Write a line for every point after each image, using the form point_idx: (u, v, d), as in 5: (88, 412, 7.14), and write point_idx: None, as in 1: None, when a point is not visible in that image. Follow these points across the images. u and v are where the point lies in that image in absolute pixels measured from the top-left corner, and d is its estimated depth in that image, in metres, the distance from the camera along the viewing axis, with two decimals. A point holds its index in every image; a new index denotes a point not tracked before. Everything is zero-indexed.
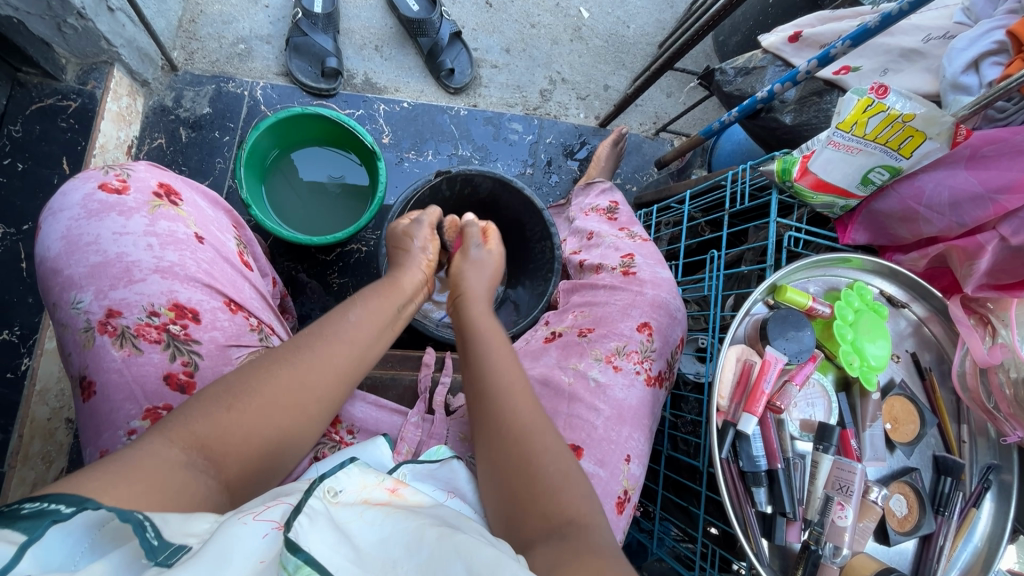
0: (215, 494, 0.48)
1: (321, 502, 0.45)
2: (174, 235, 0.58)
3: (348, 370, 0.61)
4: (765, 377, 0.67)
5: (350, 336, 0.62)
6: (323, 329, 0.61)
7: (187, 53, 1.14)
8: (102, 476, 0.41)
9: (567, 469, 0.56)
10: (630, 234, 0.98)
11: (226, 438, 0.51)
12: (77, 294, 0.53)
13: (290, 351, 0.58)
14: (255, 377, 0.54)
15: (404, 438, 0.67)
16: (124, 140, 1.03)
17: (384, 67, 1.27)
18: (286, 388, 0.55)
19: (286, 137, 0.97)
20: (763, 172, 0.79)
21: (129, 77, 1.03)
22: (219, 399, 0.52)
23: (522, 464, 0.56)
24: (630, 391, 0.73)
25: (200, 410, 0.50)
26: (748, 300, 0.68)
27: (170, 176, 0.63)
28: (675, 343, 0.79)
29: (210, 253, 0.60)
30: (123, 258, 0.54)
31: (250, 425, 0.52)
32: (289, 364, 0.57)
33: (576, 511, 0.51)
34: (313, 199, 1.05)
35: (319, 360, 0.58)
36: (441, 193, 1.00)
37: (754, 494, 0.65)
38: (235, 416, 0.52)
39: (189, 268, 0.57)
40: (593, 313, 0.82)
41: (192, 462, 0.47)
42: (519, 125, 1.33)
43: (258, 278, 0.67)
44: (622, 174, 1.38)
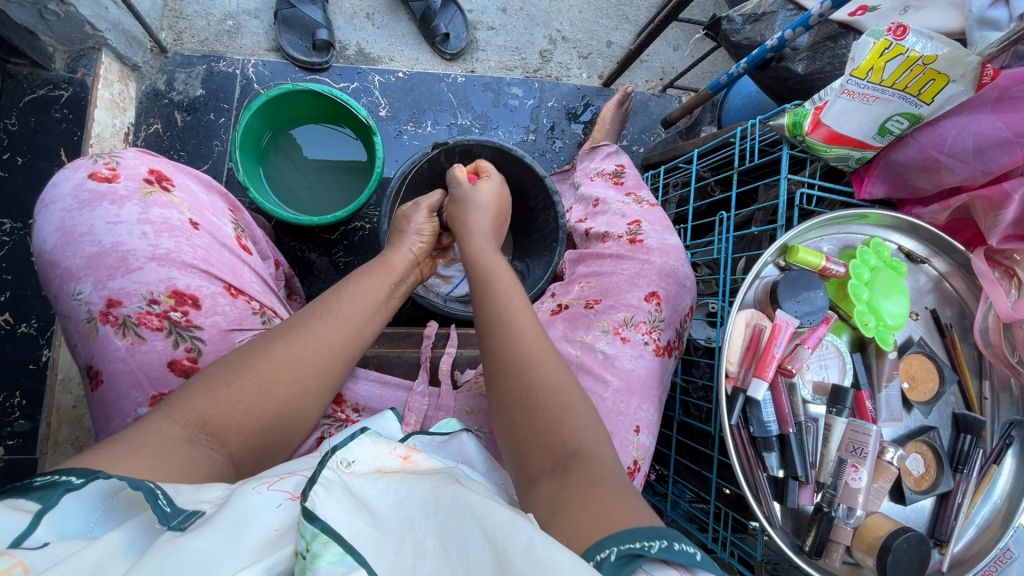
0: (221, 468, 0.50)
1: (334, 473, 0.46)
2: (168, 222, 0.57)
3: (346, 347, 0.62)
4: (776, 341, 0.64)
5: (345, 314, 0.63)
6: (317, 306, 0.62)
7: (175, 32, 1.11)
8: (109, 453, 0.44)
9: (571, 403, 0.55)
10: (636, 199, 0.96)
11: (227, 415, 0.52)
12: (77, 286, 0.54)
13: (287, 329, 0.59)
14: (251, 355, 0.55)
15: (411, 413, 0.67)
16: (120, 128, 1.02)
17: (376, 36, 1.23)
18: (284, 365, 0.56)
19: (279, 116, 0.95)
20: (773, 126, 0.74)
21: (118, 61, 1.01)
22: (219, 377, 0.53)
23: (523, 399, 0.56)
24: (639, 362, 0.72)
25: (200, 388, 0.52)
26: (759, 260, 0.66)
27: (160, 161, 0.62)
28: (684, 311, 0.78)
29: (207, 239, 0.59)
30: (118, 247, 0.54)
31: (250, 403, 0.54)
32: (285, 341, 0.57)
33: (580, 443, 0.51)
34: (314, 176, 1.04)
35: (315, 337, 0.59)
36: (440, 166, 0.98)
37: (765, 459, 0.64)
38: (235, 393, 0.53)
39: (185, 254, 0.56)
40: (600, 282, 0.80)
41: (194, 438, 0.49)
42: (519, 90, 1.28)
43: (258, 261, 0.66)
44: (628, 135, 1.33)
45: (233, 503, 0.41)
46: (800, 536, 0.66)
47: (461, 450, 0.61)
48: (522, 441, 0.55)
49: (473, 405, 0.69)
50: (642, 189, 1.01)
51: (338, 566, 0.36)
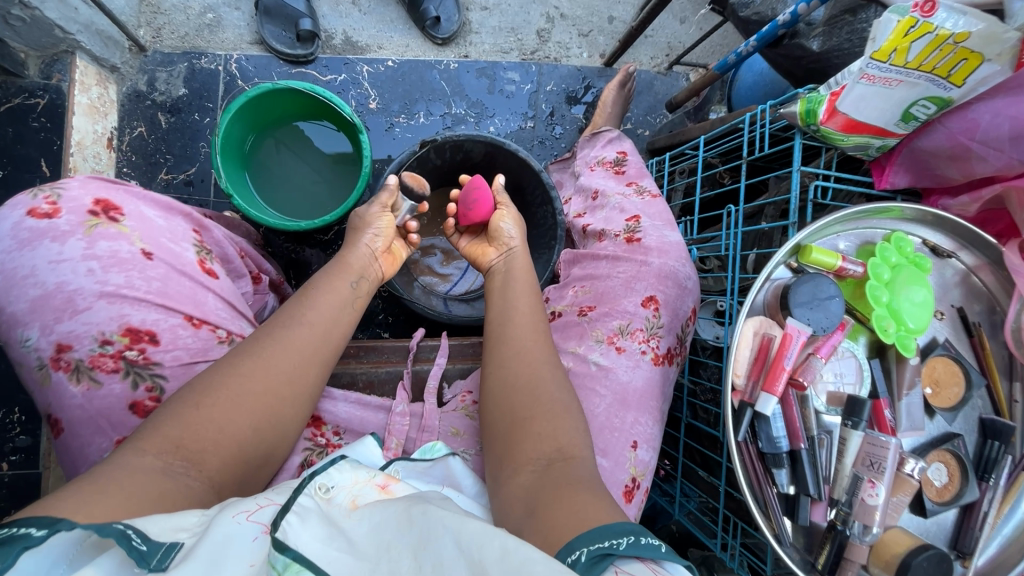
0: (198, 492, 0.48)
1: (311, 500, 0.45)
2: (117, 255, 0.53)
3: (315, 353, 0.61)
4: (786, 352, 0.60)
5: (312, 320, 0.62)
6: (283, 316, 0.61)
7: (154, 29, 1.07)
8: (76, 494, 0.41)
9: (567, 405, 0.59)
10: (638, 191, 0.90)
11: (200, 436, 0.50)
12: (24, 331, 0.51)
13: (252, 343, 0.58)
14: (218, 371, 0.54)
15: (392, 436, 0.64)
16: (103, 133, 0.99)
17: (363, 22, 1.17)
18: (253, 378, 0.55)
19: (260, 119, 0.91)
20: (784, 114, 0.68)
21: (95, 64, 0.97)
22: (188, 401, 0.51)
23: (530, 387, 0.61)
24: (635, 373, 0.68)
25: (169, 413, 0.50)
26: (768, 265, 0.61)
27: (111, 186, 0.57)
28: (687, 315, 0.73)
29: (162, 269, 0.55)
30: (63, 288, 0.51)
31: (222, 420, 0.52)
32: (253, 354, 0.56)
33: (568, 443, 0.55)
34: (303, 176, 0.98)
35: (282, 345, 0.58)
36: (430, 163, 0.93)
37: (775, 475, 0.61)
38: (206, 412, 0.51)
39: (137, 289, 0.53)
40: (596, 287, 0.76)
41: (168, 467, 0.47)
42: (515, 74, 1.22)
43: (226, 283, 0.62)
44: (633, 118, 1.26)
45: (215, 531, 0.40)
46: (812, 553, 0.62)
47: (447, 473, 0.59)
48: (513, 425, 0.59)
49: (459, 425, 0.66)
50: (645, 178, 0.95)
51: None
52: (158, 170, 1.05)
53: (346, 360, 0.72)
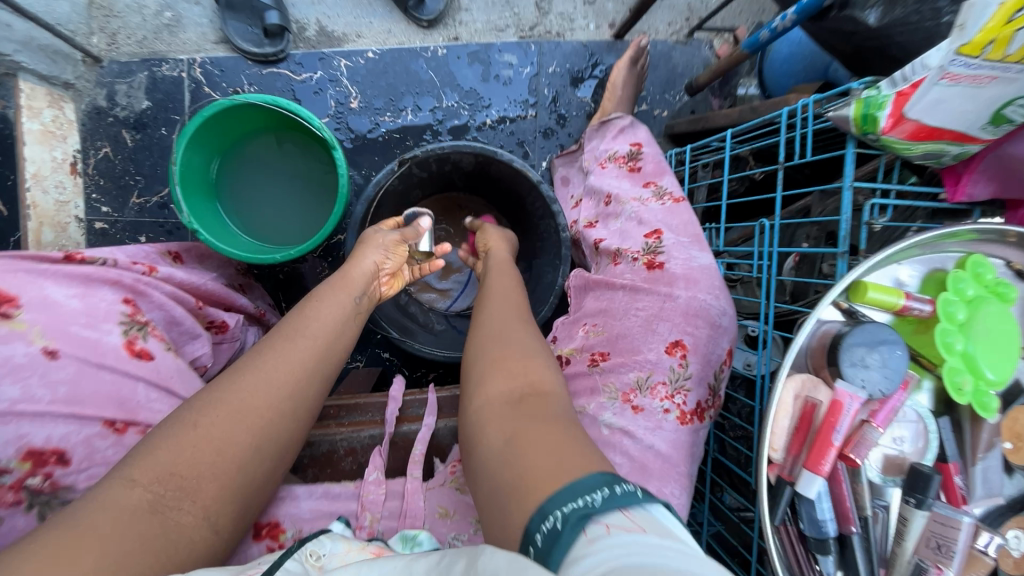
0: (188, 529, 0.45)
1: (298, 563, 0.41)
2: (12, 363, 0.43)
3: (316, 365, 0.58)
4: (836, 424, 0.49)
5: (314, 336, 0.60)
6: (286, 329, 0.59)
7: (108, 35, 0.96)
8: (44, 554, 0.36)
9: (536, 355, 0.59)
10: (655, 194, 0.79)
11: (195, 463, 0.47)
12: None
13: (250, 359, 0.55)
14: (217, 390, 0.51)
15: (364, 511, 0.56)
16: (63, 159, 0.91)
17: (338, 8, 1.04)
18: (252, 392, 0.52)
19: (223, 138, 0.81)
20: (833, 118, 0.54)
21: (44, 83, 0.88)
22: (183, 422, 0.48)
23: (501, 336, 0.62)
24: (657, 435, 0.60)
25: (161, 439, 0.47)
26: (816, 310, 0.49)
27: (4, 270, 0.47)
28: (720, 359, 0.64)
29: (72, 367, 0.46)
30: None
31: (221, 441, 0.49)
32: (253, 370, 0.54)
33: (539, 383, 0.54)
34: (278, 197, 0.89)
35: (281, 358, 0.56)
36: (415, 176, 0.82)
37: (820, 563, 0.51)
38: (202, 435, 0.48)
39: (38, 401, 0.44)
40: (610, 329, 0.68)
41: (158, 502, 0.44)
42: (513, 56, 1.07)
43: (165, 361, 0.53)
44: (648, 97, 1.12)
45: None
46: None
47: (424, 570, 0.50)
48: (488, 363, 0.58)
49: (447, 504, 0.58)
50: (666, 176, 0.82)
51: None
52: (129, 193, 0.97)
53: (325, 424, 0.64)
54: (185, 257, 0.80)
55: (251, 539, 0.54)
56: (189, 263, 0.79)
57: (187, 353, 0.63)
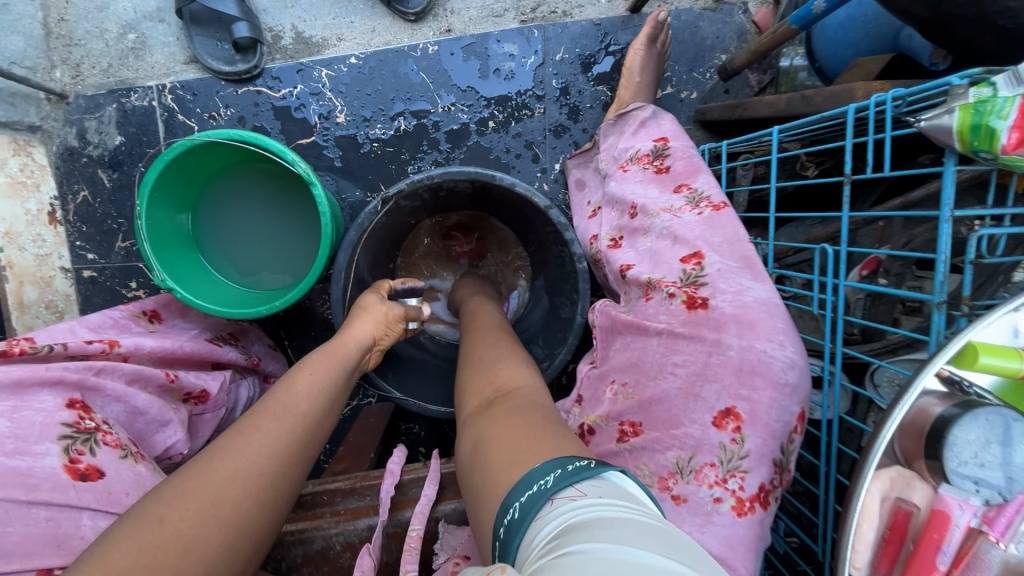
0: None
1: None
2: None
3: (306, 429, 0.51)
4: (942, 543, 0.38)
5: (304, 409, 0.51)
6: (275, 400, 0.51)
7: (72, 67, 0.88)
8: None
9: (509, 359, 0.57)
10: (689, 200, 0.67)
11: (157, 569, 0.37)
12: None
13: (232, 431, 0.47)
14: (193, 476, 0.42)
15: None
16: (40, 210, 0.85)
17: (314, 10, 0.92)
18: (236, 459, 0.44)
19: (192, 179, 0.72)
20: (923, 129, 0.40)
21: (6, 130, 0.81)
22: (147, 518, 0.39)
23: (476, 345, 0.62)
24: (707, 535, 0.50)
25: (120, 536, 0.38)
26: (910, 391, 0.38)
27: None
28: (789, 427, 0.53)
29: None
30: None
31: (194, 539, 0.39)
32: (235, 447, 0.45)
33: (511, 382, 0.52)
34: (265, 236, 0.80)
35: (269, 425, 0.48)
36: (405, 207, 0.71)
37: None
38: (172, 532, 0.39)
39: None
40: (641, 392, 0.59)
41: None
42: (514, 45, 0.94)
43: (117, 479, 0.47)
44: (673, 78, 0.97)
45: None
46: None
47: None
48: (467, 370, 0.58)
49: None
50: (699, 173, 0.69)
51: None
52: (113, 238, 0.90)
53: (318, 513, 0.57)
54: (166, 311, 0.75)
55: None
56: (171, 318, 0.75)
57: (158, 444, 0.58)
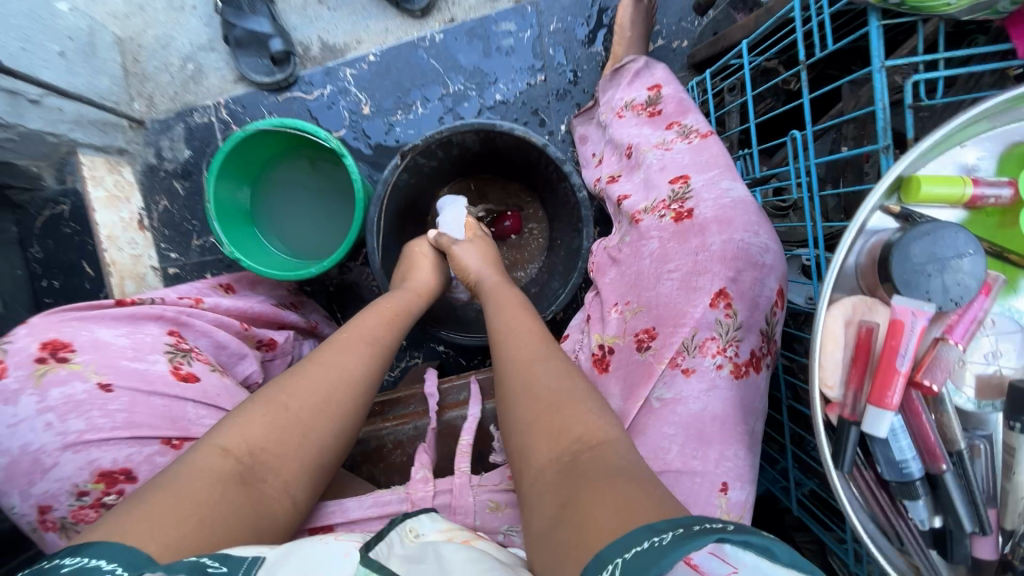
0: (273, 503, 0.49)
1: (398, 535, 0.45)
2: (72, 400, 0.50)
3: (382, 357, 0.62)
4: (899, 349, 0.42)
5: (382, 338, 0.63)
6: (363, 331, 0.62)
7: (146, 98, 1.06)
8: (146, 509, 0.42)
9: (529, 312, 0.68)
10: (680, 134, 0.72)
11: (282, 444, 0.51)
12: (9, 499, 0.50)
13: (326, 348, 0.59)
14: (306, 380, 0.55)
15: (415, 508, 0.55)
16: (131, 218, 1.02)
17: (335, 20, 1.06)
18: (330, 375, 0.56)
19: (248, 170, 0.86)
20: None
21: (102, 153, 0.98)
22: (273, 405, 0.52)
23: (500, 287, 0.73)
24: (710, 399, 0.56)
25: (250, 413, 0.51)
26: (857, 212, 0.42)
27: (59, 322, 0.56)
28: (770, 302, 0.59)
29: (126, 397, 0.53)
30: (28, 449, 0.49)
31: (307, 427, 0.53)
32: (335, 363, 0.57)
33: (539, 336, 0.64)
34: (314, 214, 0.94)
35: (355, 353, 0.59)
36: (426, 166, 0.81)
37: (908, 509, 0.44)
38: (291, 419, 0.52)
39: (102, 429, 0.50)
40: (647, 302, 0.64)
41: (243, 476, 0.48)
42: (511, 23, 1.04)
43: (208, 381, 0.60)
44: (663, 31, 1.03)
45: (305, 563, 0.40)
46: None
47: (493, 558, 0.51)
48: (502, 308, 0.68)
49: (499, 497, 0.57)
50: (688, 112, 0.74)
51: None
52: (189, 237, 1.06)
53: (373, 420, 0.67)
54: (238, 284, 0.89)
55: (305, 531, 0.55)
56: (243, 289, 0.89)
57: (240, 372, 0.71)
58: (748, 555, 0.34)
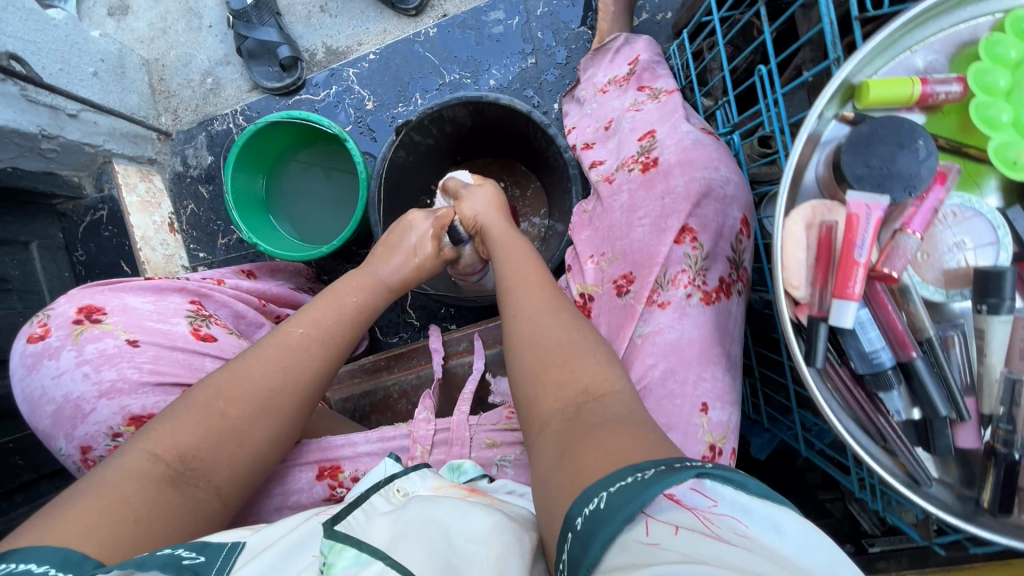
0: (208, 503, 0.50)
1: (379, 499, 0.49)
2: (105, 354, 0.58)
3: (333, 352, 0.62)
4: (857, 240, 0.44)
5: (334, 330, 0.63)
6: (317, 326, 0.62)
7: (172, 112, 1.15)
8: (78, 515, 0.43)
9: (535, 266, 0.65)
10: (651, 95, 0.75)
11: (217, 449, 0.51)
12: (63, 441, 0.59)
13: (267, 346, 0.59)
14: (245, 381, 0.55)
15: (415, 443, 0.62)
16: (162, 221, 1.10)
17: (337, 26, 1.14)
18: (272, 375, 0.56)
19: (263, 159, 0.95)
20: None
21: (133, 163, 1.08)
22: (212, 407, 0.52)
23: (509, 244, 0.70)
24: (684, 326, 0.59)
25: (183, 416, 0.51)
26: (807, 118, 0.44)
27: (94, 291, 0.63)
28: (735, 230, 0.61)
29: (151, 351, 0.61)
30: (70, 397, 0.57)
31: (243, 432, 0.53)
32: (281, 362, 0.57)
33: (543, 284, 0.61)
34: (325, 202, 1.03)
35: (301, 351, 0.59)
36: (423, 143, 0.87)
37: (885, 401, 0.45)
38: (229, 423, 0.53)
39: (130, 378, 0.58)
40: (621, 250, 0.66)
41: (177, 478, 0.48)
42: (500, 12, 1.09)
43: (226, 343, 0.67)
44: (647, 4, 1.06)
45: (277, 546, 0.44)
46: (975, 487, 0.45)
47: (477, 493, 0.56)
48: (509, 264, 0.66)
49: (495, 435, 0.62)
50: (659, 78, 0.78)
51: (353, 566, 0.39)
52: (215, 237, 1.12)
53: (379, 373, 0.75)
54: (258, 271, 0.93)
55: (314, 478, 0.62)
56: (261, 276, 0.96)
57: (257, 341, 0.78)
58: (725, 487, 0.34)
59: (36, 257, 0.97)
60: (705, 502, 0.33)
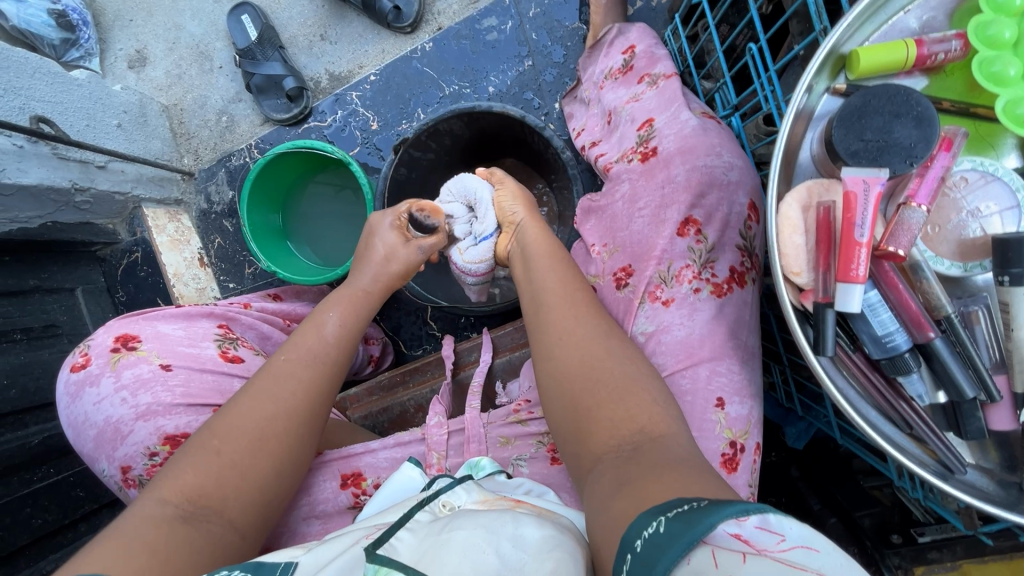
0: (223, 537, 0.51)
1: (426, 514, 0.45)
2: (140, 378, 0.62)
3: (325, 376, 0.63)
4: (856, 219, 0.41)
5: (324, 354, 0.64)
6: (298, 350, 0.63)
7: (193, 152, 1.21)
8: (106, 554, 0.45)
9: (560, 267, 0.62)
10: (650, 84, 0.74)
11: (221, 485, 0.53)
12: (108, 463, 0.63)
13: (257, 381, 0.60)
14: (238, 417, 0.57)
15: (432, 451, 0.66)
16: (193, 257, 1.16)
17: (337, 52, 1.17)
18: (262, 408, 0.58)
19: (276, 194, 0.99)
20: None
21: (162, 206, 1.14)
22: (206, 448, 0.54)
23: (546, 245, 0.66)
24: (692, 323, 0.59)
25: (186, 462, 0.54)
26: (796, 90, 0.42)
27: (129, 321, 0.67)
28: (743, 217, 0.62)
29: (183, 374, 0.65)
30: (110, 421, 0.61)
31: (244, 467, 0.55)
32: (267, 395, 0.59)
33: (543, 295, 0.60)
34: (339, 226, 1.05)
35: (289, 382, 0.60)
36: (424, 158, 0.88)
37: (905, 387, 0.42)
38: (226, 461, 0.55)
39: (164, 400, 0.62)
40: (622, 242, 0.67)
41: (188, 515, 0.50)
42: (494, 18, 1.10)
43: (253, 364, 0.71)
44: None
45: (334, 563, 0.41)
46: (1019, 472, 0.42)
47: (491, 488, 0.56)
48: (545, 267, 0.62)
49: (508, 432, 0.66)
50: (657, 63, 0.75)
51: None
52: (242, 267, 1.17)
53: (396, 390, 0.80)
54: (284, 294, 0.96)
55: (340, 487, 0.65)
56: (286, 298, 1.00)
57: None
58: (789, 522, 0.32)
59: (81, 301, 1.04)
60: (775, 539, 0.31)
